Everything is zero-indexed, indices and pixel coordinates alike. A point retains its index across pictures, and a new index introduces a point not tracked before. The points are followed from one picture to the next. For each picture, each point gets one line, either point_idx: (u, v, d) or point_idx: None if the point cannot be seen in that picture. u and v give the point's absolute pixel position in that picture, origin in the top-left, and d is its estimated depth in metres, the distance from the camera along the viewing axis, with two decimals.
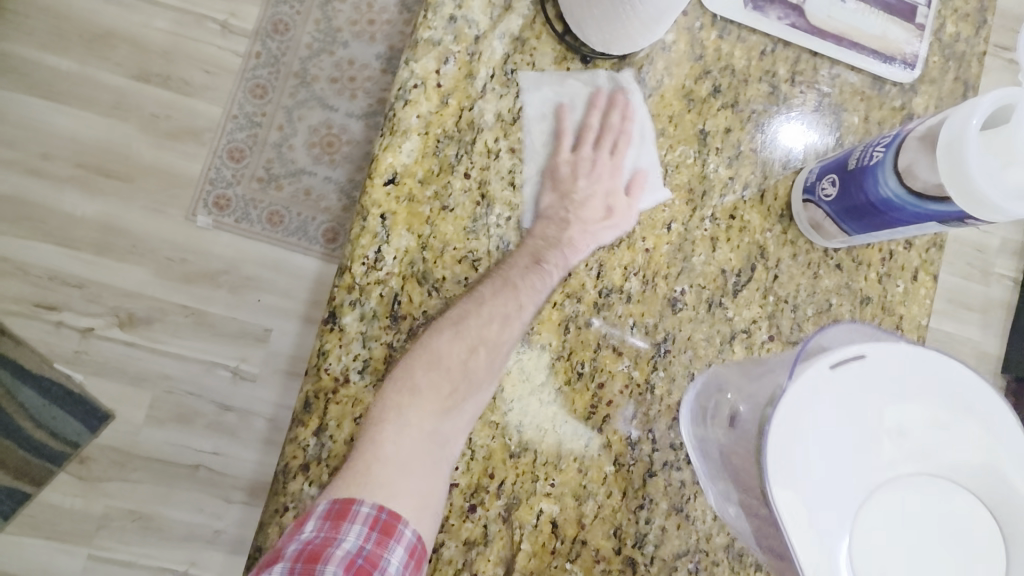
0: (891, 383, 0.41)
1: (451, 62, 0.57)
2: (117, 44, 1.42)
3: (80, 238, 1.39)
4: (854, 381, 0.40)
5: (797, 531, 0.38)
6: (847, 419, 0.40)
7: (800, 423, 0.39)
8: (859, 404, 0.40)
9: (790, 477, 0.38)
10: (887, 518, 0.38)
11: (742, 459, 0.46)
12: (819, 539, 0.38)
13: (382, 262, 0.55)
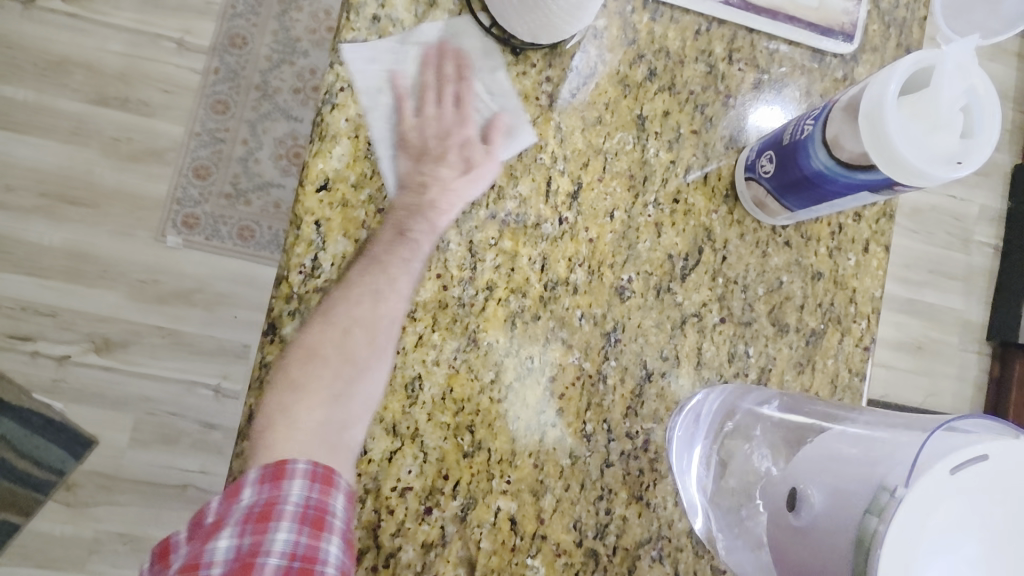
0: (944, 497, 0.35)
1: (378, 63, 0.56)
2: (73, 70, 1.41)
3: (49, 266, 1.38)
4: (977, 484, 0.35)
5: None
6: (968, 519, 0.35)
7: (909, 536, 0.34)
8: (980, 507, 0.35)
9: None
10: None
11: (810, 548, 0.42)
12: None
13: (320, 270, 0.55)
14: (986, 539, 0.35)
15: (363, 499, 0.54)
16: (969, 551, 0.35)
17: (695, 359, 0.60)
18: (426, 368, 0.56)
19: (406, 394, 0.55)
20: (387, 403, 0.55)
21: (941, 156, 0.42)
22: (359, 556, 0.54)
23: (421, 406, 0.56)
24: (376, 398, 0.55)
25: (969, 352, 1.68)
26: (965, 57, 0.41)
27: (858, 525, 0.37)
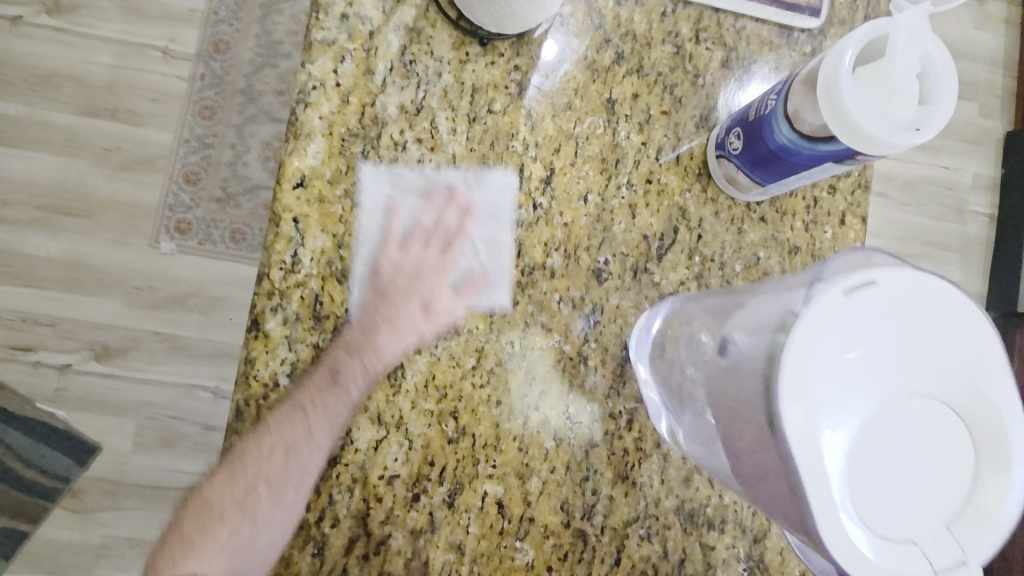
0: (839, 314, 0.36)
1: (348, 60, 0.57)
2: (60, 82, 1.42)
3: (47, 278, 1.40)
4: (876, 305, 0.37)
5: (804, 451, 0.35)
6: (862, 337, 0.36)
7: (805, 351, 0.36)
8: (872, 326, 0.36)
9: (801, 396, 0.35)
10: (891, 436, 0.36)
11: (729, 391, 0.43)
12: (822, 466, 0.35)
13: (300, 265, 0.56)
14: (881, 356, 0.36)
15: (351, 488, 0.55)
16: (865, 366, 0.36)
17: None
18: (408, 357, 0.57)
19: (389, 383, 0.56)
20: (371, 392, 0.56)
21: (900, 124, 0.43)
22: (350, 545, 0.55)
23: (405, 394, 0.57)
24: (360, 388, 0.56)
25: None
26: (918, 25, 0.41)
27: (767, 346, 0.39)
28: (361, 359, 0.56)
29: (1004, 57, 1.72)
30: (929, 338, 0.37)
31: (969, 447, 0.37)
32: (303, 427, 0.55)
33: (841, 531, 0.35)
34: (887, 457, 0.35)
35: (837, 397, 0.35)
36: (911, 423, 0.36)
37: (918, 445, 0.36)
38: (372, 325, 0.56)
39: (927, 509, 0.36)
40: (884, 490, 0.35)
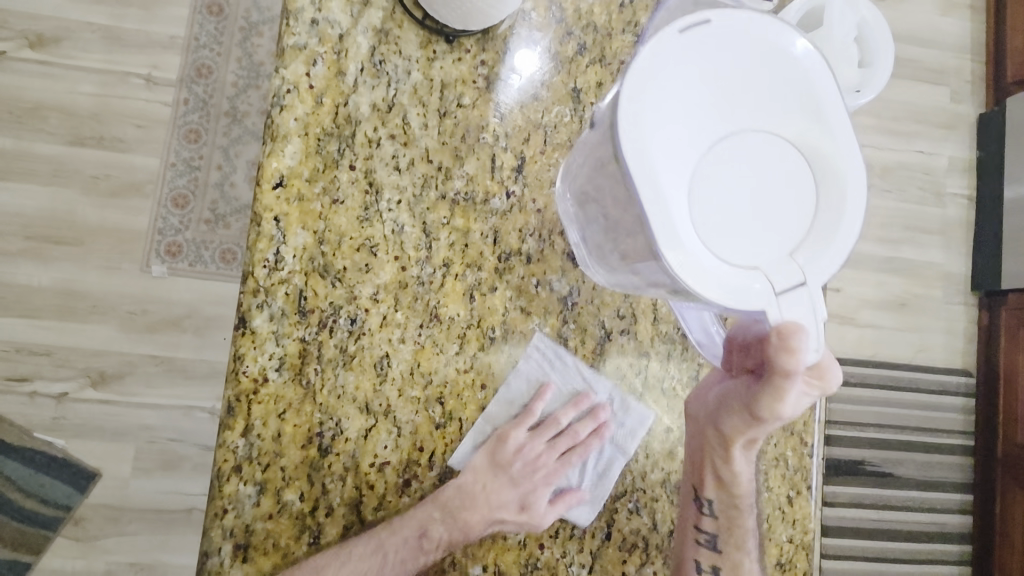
0: (674, 52, 0.39)
1: (320, 63, 0.59)
2: (47, 114, 1.44)
3: (40, 307, 1.41)
4: (707, 46, 0.40)
5: (647, 182, 0.38)
6: (701, 84, 0.40)
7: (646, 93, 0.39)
8: (709, 74, 0.40)
9: (635, 121, 0.38)
10: (723, 170, 0.40)
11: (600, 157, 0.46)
12: (661, 194, 0.38)
13: (283, 262, 0.57)
14: (711, 91, 0.40)
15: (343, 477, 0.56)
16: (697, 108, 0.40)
17: (653, 314, 0.62)
18: (392, 347, 0.58)
19: (375, 372, 0.58)
20: (357, 382, 0.57)
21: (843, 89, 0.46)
22: (345, 533, 0.56)
23: (391, 382, 0.58)
24: (347, 379, 0.57)
25: (953, 303, 1.70)
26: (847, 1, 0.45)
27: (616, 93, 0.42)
28: (346, 350, 0.58)
29: (968, 41, 1.77)
30: (757, 83, 0.41)
31: (799, 178, 0.41)
32: (293, 420, 0.56)
33: (684, 255, 0.38)
34: (721, 189, 0.40)
35: (667, 125, 0.39)
36: (739, 159, 0.40)
37: (743, 172, 0.40)
38: (355, 316, 0.58)
39: (763, 234, 0.40)
40: (721, 212, 0.39)
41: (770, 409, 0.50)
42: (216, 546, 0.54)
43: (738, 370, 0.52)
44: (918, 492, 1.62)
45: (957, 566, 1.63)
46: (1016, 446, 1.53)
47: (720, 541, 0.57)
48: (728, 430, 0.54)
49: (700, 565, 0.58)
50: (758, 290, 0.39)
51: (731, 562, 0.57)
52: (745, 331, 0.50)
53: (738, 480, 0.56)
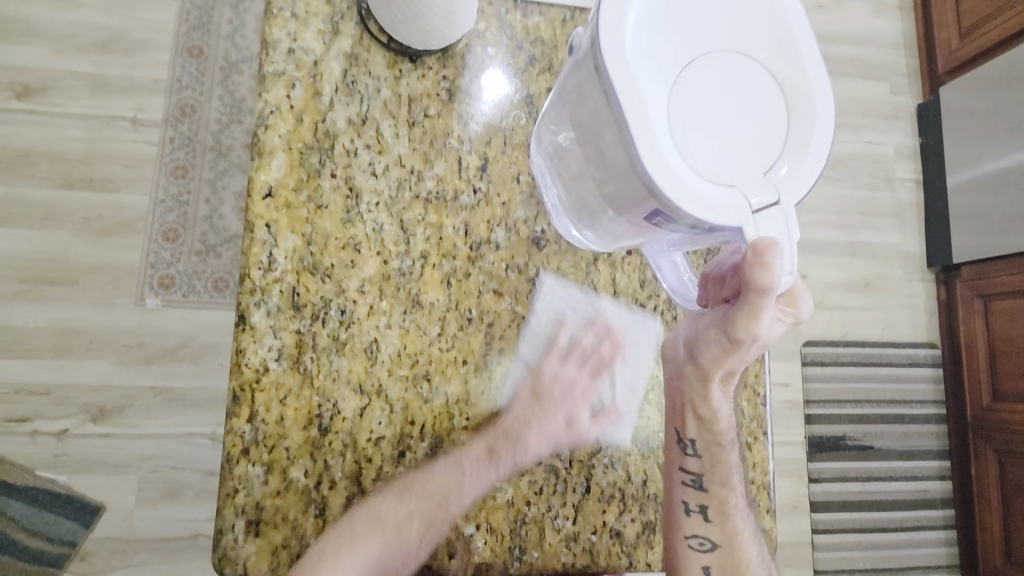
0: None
1: (299, 86, 0.67)
2: (37, 160, 1.51)
3: (37, 347, 1.45)
4: None
5: (627, 95, 0.41)
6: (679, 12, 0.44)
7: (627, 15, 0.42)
8: (685, 4, 0.44)
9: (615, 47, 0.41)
10: (701, 93, 0.43)
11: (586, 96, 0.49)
12: (641, 106, 0.41)
13: (276, 263, 0.64)
14: (687, 25, 0.44)
15: (343, 453, 0.62)
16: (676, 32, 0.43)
17: (611, 288, 0.69)
18: (380, 332, 0.64)
19: (366, 356, 0.64)
20: (350, 366, 0.64)
21: None
22: (348, 503, 0.62)
23: (381, 364, 0.64)
24: (340, 364, 0.63)
25: (913, 280, 1.80)
26: None
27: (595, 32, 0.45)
28: (338, 339, 0.64)
29: (902, 38, 1.91)
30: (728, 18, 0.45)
31: (777, 100, 0.44)
32: (293, 405, 0.62)
33: (662, 166, 0.41)
34: (700, 107, 0.43)
35: (645, 53, 0.42)
36: (717, 84, 0.44)
37: (720, 96, 0.43)
38: (345, 307, 0.64)
39: (740, 154, 0.43)
40: (701, 133, 0.43)
41: (747, 328, 0.53)
42: (230, 523, 0.59)
43: (714, 304, 0.56)
44: (897, 463, 1.69)
45: (943, 533, 1.68)
46: (982, 409, 1.60)
47: (705, 480, 0.65)
48: (705, 363, 0.60)
49: (688, 503, 0.66)
50: (734, 204, 0.42)
51: (716, 498, 0.65)
52: (721, 266, 0.54)
53: (718, 417, 0.64)
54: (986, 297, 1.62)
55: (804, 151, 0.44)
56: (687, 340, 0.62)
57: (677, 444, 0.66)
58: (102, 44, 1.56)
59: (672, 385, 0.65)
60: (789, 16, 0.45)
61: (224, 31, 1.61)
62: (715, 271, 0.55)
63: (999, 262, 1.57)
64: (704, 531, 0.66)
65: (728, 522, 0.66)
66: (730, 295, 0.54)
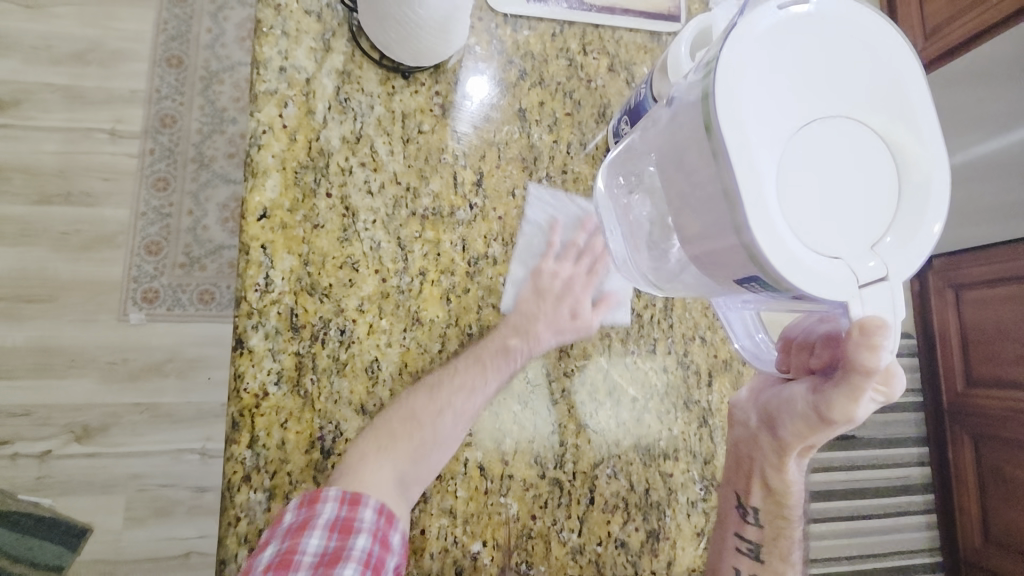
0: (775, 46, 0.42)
1: (291, 105, 0.66)
2: (10, 175, 1.46)
3: (16, 367, 1.41)
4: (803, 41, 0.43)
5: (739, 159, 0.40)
6: (796, 75, 0.42)
7: (742, 76, 0.41)
8: (812, 70, 0.42)
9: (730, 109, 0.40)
10: (814, 164, 0.42)
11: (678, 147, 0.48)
12: (754, 175, 0.40)
13: (273, 285, 0.63)
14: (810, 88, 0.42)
15: None
16: (796, 97, 0.42)
17: (608, 300, 0.70)
18: (381, 351, 0.64)
19: (367, 376, 0.64)
20: (352, 387, 0.63)
21: None
22: None
23: (383, 383, 0.64)
24: (342, 385, 0.63)
25: None
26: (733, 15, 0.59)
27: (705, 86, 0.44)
28: (339, 359, 0.64)
29: None
30: (853, 82, 0.43)
31: (892, 173, 0.43)
32: (295, 428, 0.62)
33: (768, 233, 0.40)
34: (815, 174, 0.42)
35: (762, 117, 0.41)
36: (835, 153, 0.42)
37: (835, 164, 0.42)
38: (346, 328, 0.64)
39: (851, 226, 0.41)
40: (814, 202, 0.41)
41: (843, 411, 0.51)
42: (233, 552, 0.59)
43: (801, 373, 0.56)
44: (879, 452, 1.70)
45: (923, 517, 1.73)
46: (958, 396, 1.67)
47: (762, 551, 0.62)
48: (786, 437, 0.58)
49: (741, 573, 0.63)
50: (840, 281, 0.41)
51: (770, 571, 0.62)
52: (810, 335, 0.54)
53: (787, 489, 0.61)
54: (958, 287, 1.67)
55: (914, 230, 0.43)
56: (765, 407, 0.61)
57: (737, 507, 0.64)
58: (76, 54, 1.52)
59: (741, 451, 0.64)
60: (911, 92, 0.44)
61: (203, 39, 1.58)
62: (805, 339, 0.55)
63: (971, 254, 1.63)
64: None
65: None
66: (818, 366, 0.54)
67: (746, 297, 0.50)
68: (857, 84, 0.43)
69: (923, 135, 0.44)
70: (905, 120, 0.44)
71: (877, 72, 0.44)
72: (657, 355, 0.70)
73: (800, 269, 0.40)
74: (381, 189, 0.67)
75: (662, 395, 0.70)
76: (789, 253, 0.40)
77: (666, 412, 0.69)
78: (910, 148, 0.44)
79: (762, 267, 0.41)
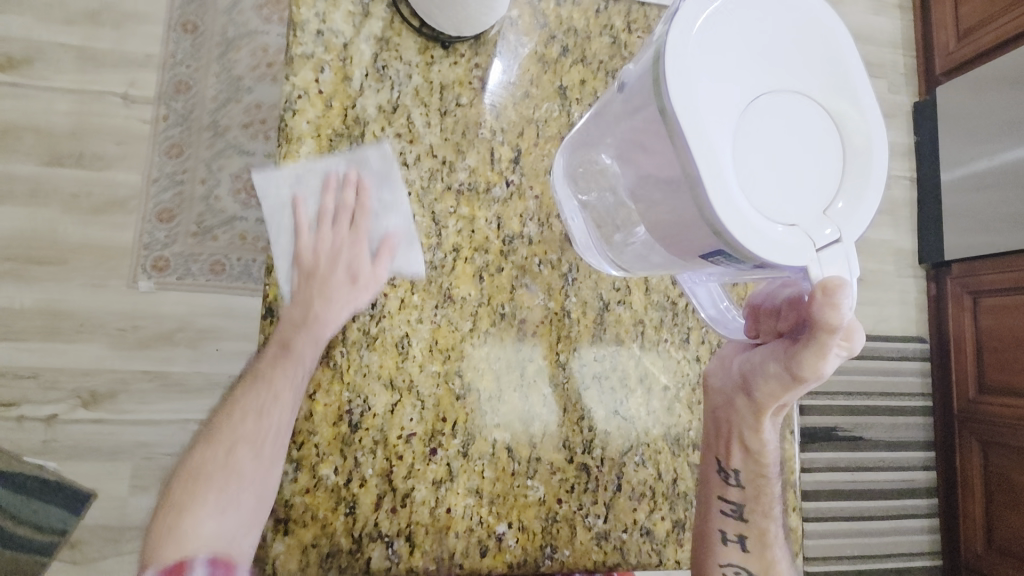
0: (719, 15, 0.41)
1: (327, 70, 0.64)
2: (22, 135, 1.44)
3: (24, 329, 1.39)
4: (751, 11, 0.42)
5: (695, 133, 0.39)
6: (743, 42, 0.41)
7: (693, 48, 0.40)
8: (758, 40, 0.42)
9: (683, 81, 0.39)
10: (764, 133, 0.41)
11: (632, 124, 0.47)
12: (711, 146, 0.39)
13: (305, 254, 0.62)
14: (761, 56, 0.42)
15: (373, 449, 0.61)
16: (745, 66, 0.41)
17: (644, 287, 0.69)
18: (411, 327, 0.63)
19: (396, 351, 0.63)
20: (381, 361, 0.62)
21: None
22: (378, 501, 0.61)
23: (412, 359, 0.63)
24: (371, 359, 0.62)
25: (904, 276, 1.83)
26: None
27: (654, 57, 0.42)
28: (369, 333, 0.62)
29: (901, 38, 1.93)
30: (797, 50, 0.43)
31: (842, 143, 0.43)
32: (323, 400, 0.61)
33: (730, 209, 0.39)
34: (770, 143, 0.41)
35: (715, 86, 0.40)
36: (790, 119, 0.42)
37: (790, 132, 0.42)
38: (376, 301, 0.63)
39: (804, 195, 0.41)
40: (772, 173, 0.40)
41: (811, 366, 0.51)
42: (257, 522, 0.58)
43: (766, 336, 0.55)
44: (885, 453, 1.73)
45: (924, 519, 1.75)
46: (969, 402, 1.67)
47: (746, 510, 0.61)
48: (760, 396, 0.57)
49: (726, 533, 0.62)
50: (801, 249, 0.40)
51: (755, 530, 0.62)
52: (772, 299, 0.53)
53: (765, 452, 0.61)
54: (975, 294, 1.66)
55: (869, 196, 0.42)
56: (740, 371, 0.59)
57: (718, 468, 0.63)
58: (91, 13, 1.49)
59: (718, 417, 0.62)
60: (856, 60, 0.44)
61: (221, 3, 1.54)
62: (770, 302, 0.54)
63: (990, 261, 1.61)
64: (740, 564, 0.62)
65: (769, 561, 0.61)
66: (785, 328, 0.53)
67: (711, 271, 0.50)
68: (803, 52, 0.43)
69: (867, 99, 0.44)
70: (852, 86, 0.44)
71: (816, 39, 0.43)
72: (690, 344, 0.70)
73: (762, 240, 0.39)
74: (414, 162, 0.65)
75: (693, 385, 0.69)
76: (751, 227, 0.39)
77: (695, 402, 0.69)
78: (860, 115, 0.43)
79: (726, 241, 0.40)
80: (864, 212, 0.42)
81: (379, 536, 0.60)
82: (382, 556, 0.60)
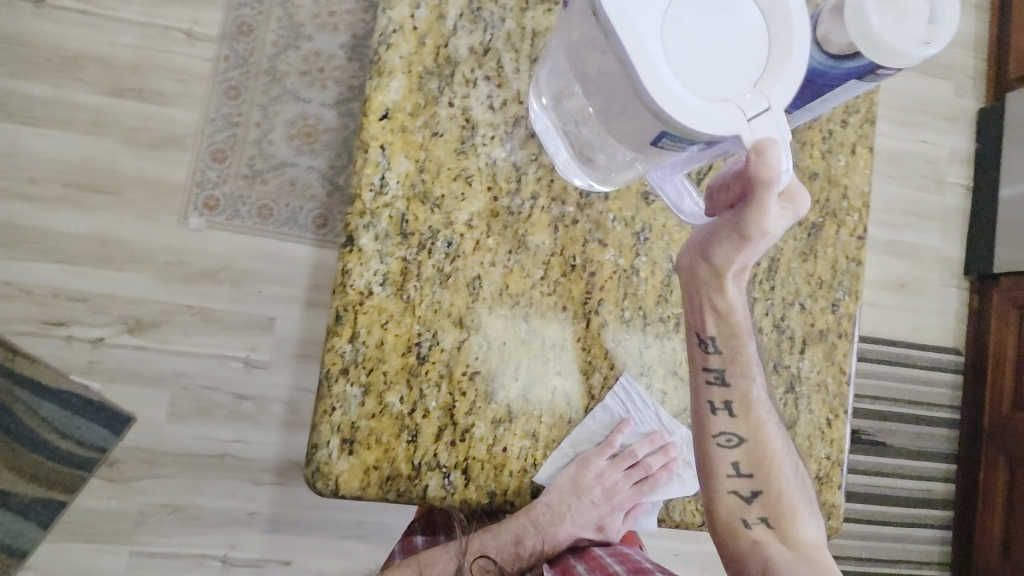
0: None
1: (423, 7, 0.64)
2: (87, 64, 1.46)
3: (77, 253, 1.43)
4: None
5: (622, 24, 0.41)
6: None
7: None
8: None
9: None
10: (691, 15, 0.43)
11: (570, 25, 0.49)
12: (636, 29, 0.41)
13: (387, 187, 0.63)
14: None
15: (439, 383, 0.63)
16: None
17: None
18: (484, 269, 0.64)
19: (468, 291, 0.64)
20: (452, 299, 0.63)
21: (909, 34, 0.52)
22: (439, 433, 0.62)
23: (482, 300, 0.64)
24: (442, 296, 0.63)
25: (949, 286, 1.78)
26: None
27: None
28: (443, 271, 0.63)
29: (974, 40, 1.85)
30: None
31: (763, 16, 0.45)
32: (394, 330, 0.62)
33: (664, 92, 0.41)
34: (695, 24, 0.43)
35: None
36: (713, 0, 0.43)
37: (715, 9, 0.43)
38: (453, 240, 0.64)
39: (732, 74, 0.43)
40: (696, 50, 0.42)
41: (756, 226, 0.51)
42: (325, 439, 0.60)
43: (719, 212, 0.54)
44: (906, 462, 1.72)
45: (940, 530, 1.74)
46: (1000, 417, 1.65)
47: (727, 375, 0.63)
48: (719, 259, 0.56)
49: (714, 403, 0.64)
50: (733, 120, 0.43)
51: (739, 392, 0.63)
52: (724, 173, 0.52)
53: (734, 311, 0.60)
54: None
55: (793, 64, 0.44)
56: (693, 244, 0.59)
57: (701, 375, 0.64)
58: None
59: (687, 290, 0.61)
60: None
61: None
62: (721, 178, 0.53)
63: None
64: (731, 430, 0.64)
65: (754, 413, 0.64)
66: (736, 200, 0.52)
67: (671, 160, 0.52)
68: None
69: None
70: None
71: None
72: (755, 315, 0.69)
73: (695, 113, 0.41)
74: (501, 106, 0.65)
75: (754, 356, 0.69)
76: (683, 104, 0.41)
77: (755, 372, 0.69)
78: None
79: (666, 122, 0.43)
80: (788, 82, 0.44)
81: (437, 466, 0.62)
82: (438, 485, 0.62)
